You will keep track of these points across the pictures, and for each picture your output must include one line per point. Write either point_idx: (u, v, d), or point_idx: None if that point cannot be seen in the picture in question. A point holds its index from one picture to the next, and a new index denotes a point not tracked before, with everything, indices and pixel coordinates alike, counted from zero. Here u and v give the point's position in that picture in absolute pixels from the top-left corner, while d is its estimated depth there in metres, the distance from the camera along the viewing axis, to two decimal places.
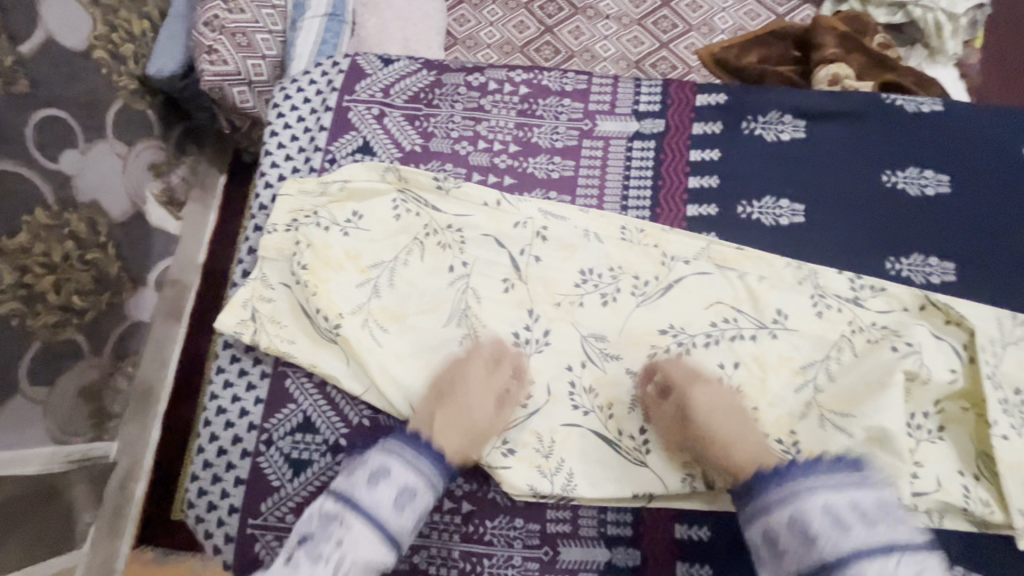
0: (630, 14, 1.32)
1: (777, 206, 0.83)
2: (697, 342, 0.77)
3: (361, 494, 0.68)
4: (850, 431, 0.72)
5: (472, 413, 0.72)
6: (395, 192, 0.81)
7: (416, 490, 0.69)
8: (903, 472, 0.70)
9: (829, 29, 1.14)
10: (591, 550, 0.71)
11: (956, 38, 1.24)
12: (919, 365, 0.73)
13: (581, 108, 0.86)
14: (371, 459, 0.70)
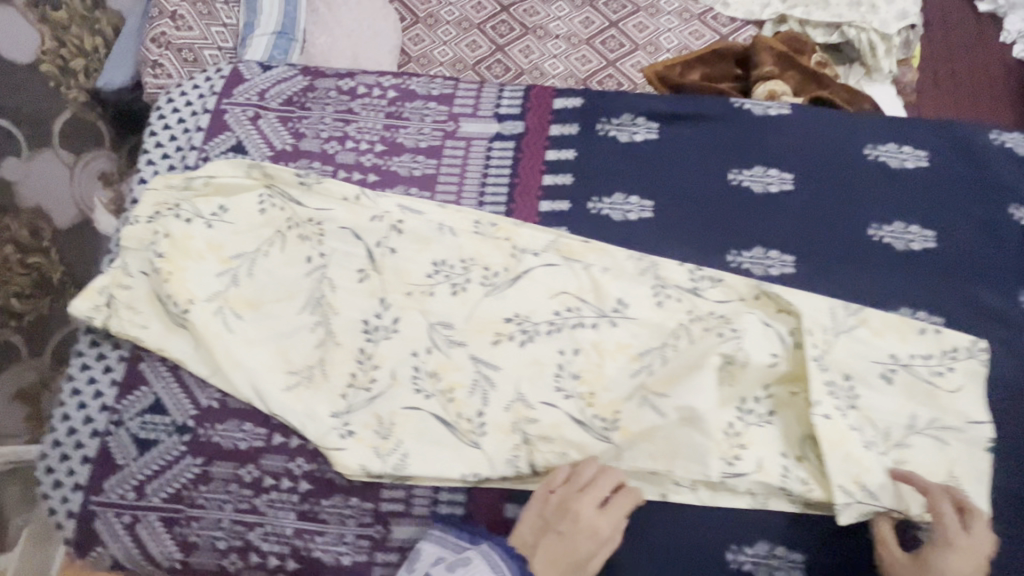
0: (579, 34, 1.40)
1: (626, 203, 0.87)
2: (539, 330, 0.81)
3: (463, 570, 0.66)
4: (663, 411, 0.76)
5: (576, 541, 0.70)
6: (261, 188, 0.85)
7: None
8: (714, 451, 0.74)
9: (767, 49, 1.25)
10: (423, 527, 0.73)
11: (891, 57, 1.37)
12: (736, 349, 0.77)
13: (446, 111, 0.91)
14: (475, 567, 0.66)
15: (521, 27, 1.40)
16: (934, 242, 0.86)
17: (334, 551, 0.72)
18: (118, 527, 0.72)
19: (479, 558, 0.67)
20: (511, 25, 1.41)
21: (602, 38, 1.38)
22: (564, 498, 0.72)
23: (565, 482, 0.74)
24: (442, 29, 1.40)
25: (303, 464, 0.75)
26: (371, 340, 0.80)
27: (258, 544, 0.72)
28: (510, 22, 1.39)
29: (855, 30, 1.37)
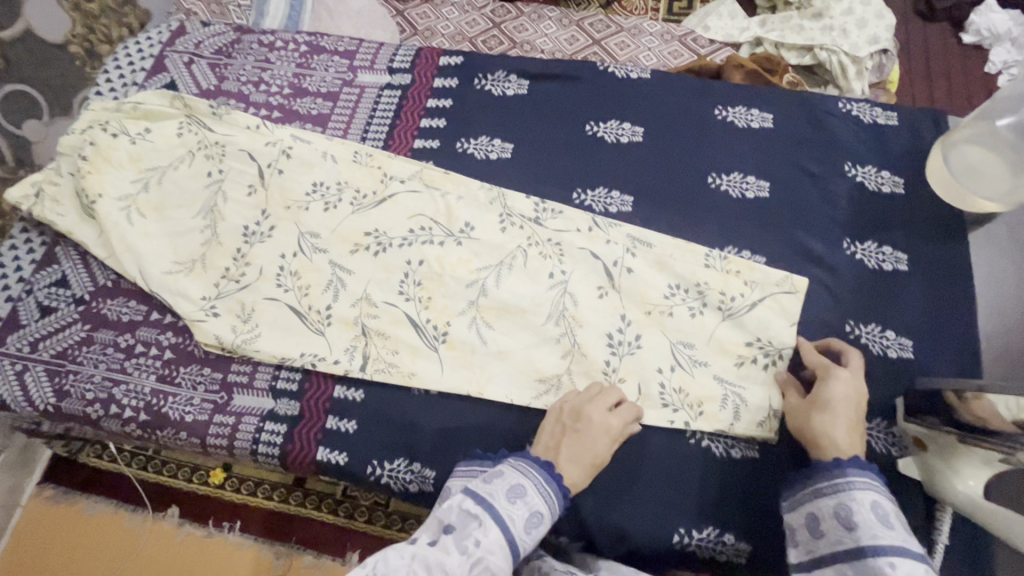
0: (563, 50, 1.53)
1: (489, 145, 0.99)
2: (393, 243, 0.91)
3: (503, 500, 0.65)
4: (483, 333, 0.85)
5: (594, 442, 0.73)
6: (183, 117, 1.00)
7: (544, 514, 0.66)
8: (525, 370, 0.84)
9: (737, 67, 1.36)
10: (260, 399, 0.83)
11: (862, 79, 1.44)
12: (562, 292, 0.87)
13: (347, 64, 1.06)
14: (515, 473, 0.68)
15: (509, 42, 1.54)
16: (768, 192, 0.93)
17: (180, 409, 0.83)
18: (9, 374, 0.85)
19: (510, 466, 0.69)
20: (501, 39, 1.55)
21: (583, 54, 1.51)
22: (574, 405, 0.77)
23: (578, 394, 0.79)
24: (436, 40, 1.55)
25: (171, 337, 0.87)
26: (247, 242, 0.92)
27: (120, 398, 0.83)
28: (500, 37, 1.54)
29: (826, 53, 1.45)
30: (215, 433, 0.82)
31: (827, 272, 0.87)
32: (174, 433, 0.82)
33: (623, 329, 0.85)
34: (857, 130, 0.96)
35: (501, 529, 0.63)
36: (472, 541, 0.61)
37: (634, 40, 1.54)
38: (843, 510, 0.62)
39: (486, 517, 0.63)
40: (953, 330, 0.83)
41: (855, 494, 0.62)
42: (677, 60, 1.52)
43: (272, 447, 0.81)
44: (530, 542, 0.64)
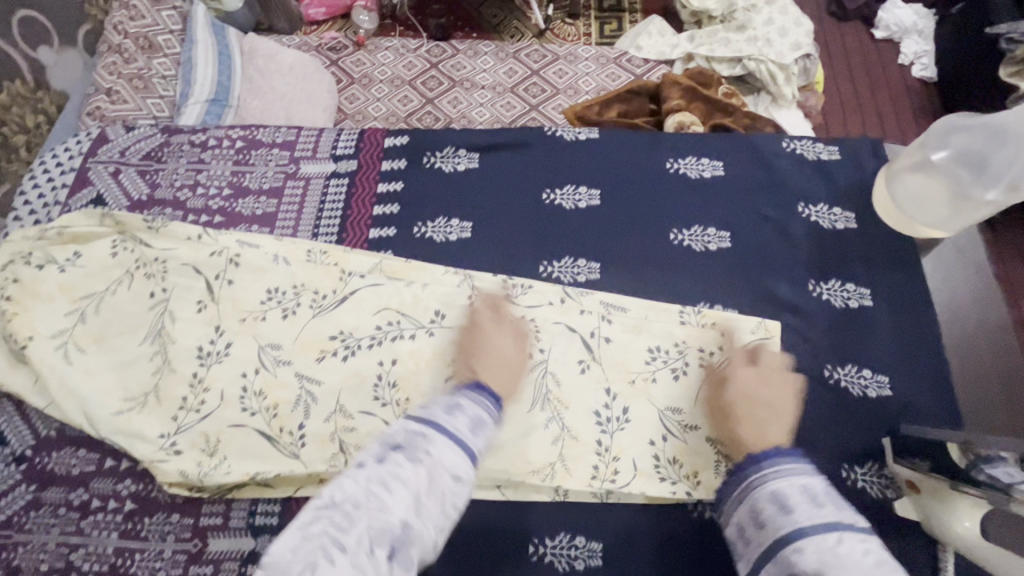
0: (503, 83, 1.52)
1: (447, 225, 0.96)
2: (362, 345, 0.87)
3: (440, 417, 0.66)
4: None
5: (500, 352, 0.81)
6: (116, 235, 0.94)
7: (481, 421, 0.71)
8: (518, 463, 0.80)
9: (674, 84, 1.39)
10: (238, 539, 0.77)
11: (791, 84, 1.50)
12: (543, 372, 0.85)
13: (288, 156, 1.02)
14: (456, 399, 0.72)
15: (449, 81, 1.52)
16: (729, 241, 0.93)
17: (150, 567, 0.76)
18: None
19: (456, 398, 0.72)
20: (440, 79, 1.54)
21: (524, 86, 1.51)
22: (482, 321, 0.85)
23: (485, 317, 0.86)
24: (375, 88, 1.51)
25: (130, 485, 0.80)
26: (203, 365, 0.86)
27: (79, 564, 0.76)
28: (439, 76, 1.53)
29: (755, 62, 1.50)
30: None
31: (797, 316, 0.88)
32: None
33: (611, 405, 0.83)
34: (804, 168, 0.98)
35: (447, 440, 0.64)
36: (426, 450, 0.61)
37: (572, 67, 1.55)
38: (782, 496, 0.62)
39: (428, 431, 0.64)
40: (924, 357, 0.85)
41: (782, 481, 0.63)
42: (615, 82, 1.54)
43: None
44: (478, 443, 0.68)
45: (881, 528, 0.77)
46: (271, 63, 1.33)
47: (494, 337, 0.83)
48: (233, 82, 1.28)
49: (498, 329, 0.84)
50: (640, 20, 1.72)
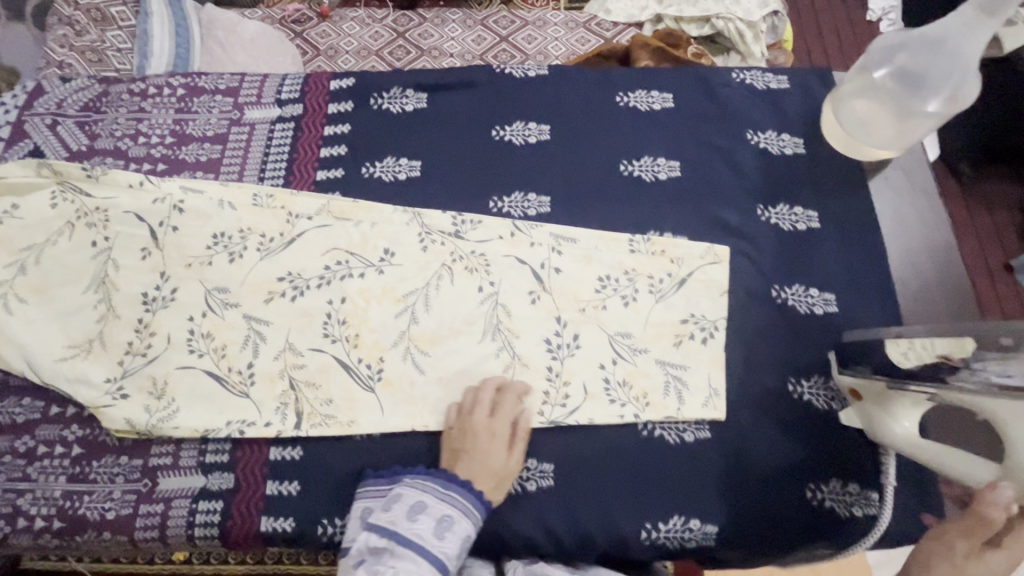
0: (472, 51, 1.51)
1: (396, 165, 0.95)
2: (311, 285, 0.86)
3: (402, 525, 0.69)
4: (421, 364, 0.82)
5: (487, 455, 0.74)
6: (53, 185, 0.91)
7: (452, 515, 0.70)
8: (470, 393, 0.80)
9: (643, 46, 1.37)
10: (188, 478, 0.76)
11: (759, 42, 1.49)
12: (494, 304, 0.85)
13: (232, 102, 1.00)
14: (414, 492, 0.71)
15: (416, 50, 1.50)
16: (679, 171, 0.93)
17: (99, 507, 0.75)
18: None
19: (408, 488, 0.71)
20: (407, 49, 1.51)
21: (492, 52, 1.49)
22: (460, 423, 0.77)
23: (469, 405, 0.78)
24: (341, 59, 1.48)
25: (77, 430, 0.79)
26: (149, 310, 0.85)
27: (27, 509, 0.75)
28: (406, 46, 1.50)
29: (723, 21, 1.49)
30: (143, 525, 0.74)
31: (748, 241, 0.88)
32: (97, 535, 0.74)
33: (563, 333, 0.83)
34: (754, 97, 0.98)
35: (411, 550, 0.67)
36: (386, 565, 0.66)
37: (541, 33, 1.54)
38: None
39: (395, 546, 0.67)
40: (870, 275, 0.86)
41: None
42: (584, 46, 1.53)
43: (210, 527, 0.74)
44: (449, 546, 0.68)
45: (827, 438, 0.78)
46: (233, 36, 1.30)
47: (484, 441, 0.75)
48: (186, 50, 1.23)
49: (507, 405, 0.77)
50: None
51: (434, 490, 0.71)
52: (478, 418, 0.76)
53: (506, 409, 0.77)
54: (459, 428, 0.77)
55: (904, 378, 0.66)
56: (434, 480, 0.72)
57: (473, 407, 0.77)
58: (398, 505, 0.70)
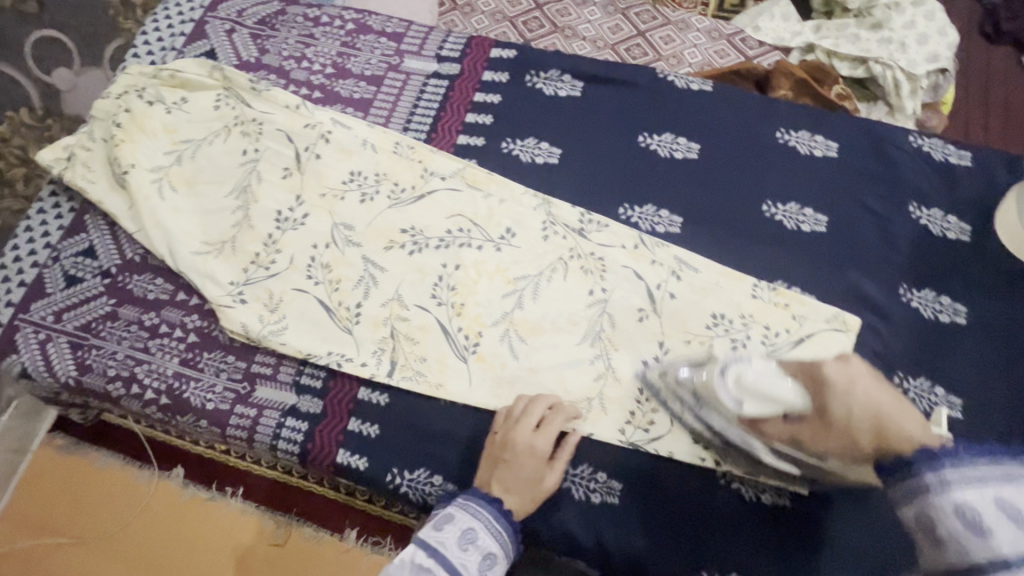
0: (605, 39, 1.48)
1: (536, 148, 0.94)
2: (430, 244, 0.88)
3: (449, 549, 0.67)
4: (516, 349, 0.82)
5: (523, 471, 0.73)
6: (221, 88, 0.97)
7: (495, 553, 0.69)
8: (558, 391, 0.80)
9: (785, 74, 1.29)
10: (282, 392, 0.81)
11: (916, 97, 1.37)
12: (601, 311, 0.84)
13: (394, 47, 1.01)
14: (466, 516, 0.69)
15: (550, 25, 1.49)
16: (824, 226, 0.88)
17: (202, 395, 0.81)
18: (32, 342, 0.84)
19: (461, 510, 0.70)
20: (543, 22, 1.51)
21: (625, 46, 1.45)
22: (501, 434, 0.75)
23: (510, 415, 0.76)
24: (475, 18, 1.53)
25: (197, 320, 0.85)
26: (279, 228, 0.89)
27: (141, 378, 0.82)
28: (541, 20, 1.51)
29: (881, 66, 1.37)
30: (234, 424, 0.80)
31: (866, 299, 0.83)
32: (194, 419, 0.80)
33: (663, 358, 0.82)
34: (926, 168, 0.91)
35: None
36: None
37: (679, 35, 1.49)
38: (966, 511, 0.53)
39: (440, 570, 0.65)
40: (1006, 391, 0.79)
41: (973, 493, 0.53)
42: (722, 59, 1.45)
43: (292, 444, 0.79)
44: None
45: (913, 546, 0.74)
46: None
47: (520, 454, 0.73)
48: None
49: (552, 425, 0.76)
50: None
51: (485, 523, 0.69)
52: (521, 432, 0.74)
53: (554, 428, 0.75)
54: (500, 442, 0.75)
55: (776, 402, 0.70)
56: (486, 513, 0.70)
57: (520, 418, 0.75)
58: (451, 528, 0.68)
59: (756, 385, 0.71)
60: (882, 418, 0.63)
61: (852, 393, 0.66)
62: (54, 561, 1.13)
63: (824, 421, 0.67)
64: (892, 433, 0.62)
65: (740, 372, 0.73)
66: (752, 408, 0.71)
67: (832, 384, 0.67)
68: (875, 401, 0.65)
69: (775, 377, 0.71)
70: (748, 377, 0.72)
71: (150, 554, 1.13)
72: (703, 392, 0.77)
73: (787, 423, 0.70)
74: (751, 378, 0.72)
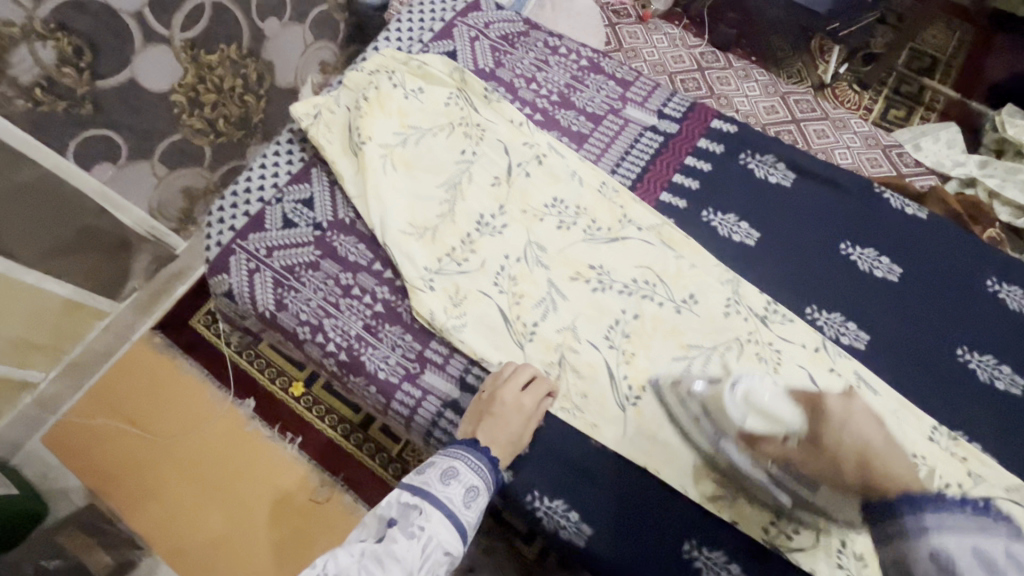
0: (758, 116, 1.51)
1: (735, 225, 0.95)
2: (614, 286, 0.91)
3: (435, 486, 0.67)
4: (676, 414, 0.82)
5: (507, 425, 0.77)
6: (455, 89, 1.05)
7: (479, 486, 0.70)
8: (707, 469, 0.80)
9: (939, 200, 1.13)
10: (448, 384, 0.85)
11: None
12: None
13: (620, 92, 1.05)
14: (446, 457, 0.71)
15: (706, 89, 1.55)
16: (1020, 390, 0.84)
17: (376, 363, 0.86)
18: (243, 268, 0.92)
19: (441, 456, 0.72)
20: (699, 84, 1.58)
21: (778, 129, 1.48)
22: (489, 390, 0.80)
23: (497, 376, 0.82)
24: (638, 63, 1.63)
25: (387, 293, 0.91)
26: (478, 230, 0.95)
27: (326, 330, 0.88)
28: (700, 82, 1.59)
29: None
30: (400, 399, 0.85)
31: None
32: (364, 383, 0.86)
33: None
34: None
35: (442, 510, 0.65)
36: (416, 526, 0.63)
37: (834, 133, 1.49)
38: (943, 558, 0.54)
39: (426, 505, 0.66)
40: None
41: (948, 538, 0.54)
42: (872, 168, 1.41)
43: (447, 436, 0.83)
44: (473, 515, 0.68)
45: None
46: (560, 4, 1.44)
47: (505, 408, 0.78)
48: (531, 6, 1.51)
49: (536, 389, 0.81)
50: (931, 120, 1.74)
51: (466, 457, 0.71)
52: (509, 390, 0.79)
53: (539, 391, 0.81)
54: (486, 399, 0.79)
55: (773, 419, 0.75)
56: (463, 455, 0.71)
57: (509, 378, 0.81)
58: (429, 470, 0.70)
59: (760, 404, 0.76)
60: (869, 453, 0.66)
61: (845, 426, 0.69)
62: (122, 444, 1.42)
63: (816, 447, 0.70)
64: (875, 465, 0.65)
65: (748, 391, 0.78)
66: (752, 420, 0.77)
67: (826, 413, 0.71)
68: (864, 436, 0.67)
69: (782, 398, 0.76)
70: (758, 395, 0.77)
71: (195, 467, 1.40)
72: (711, 406, 0.81)
73: (783, 445, 0.73)
74: (756, 399, 0.77)
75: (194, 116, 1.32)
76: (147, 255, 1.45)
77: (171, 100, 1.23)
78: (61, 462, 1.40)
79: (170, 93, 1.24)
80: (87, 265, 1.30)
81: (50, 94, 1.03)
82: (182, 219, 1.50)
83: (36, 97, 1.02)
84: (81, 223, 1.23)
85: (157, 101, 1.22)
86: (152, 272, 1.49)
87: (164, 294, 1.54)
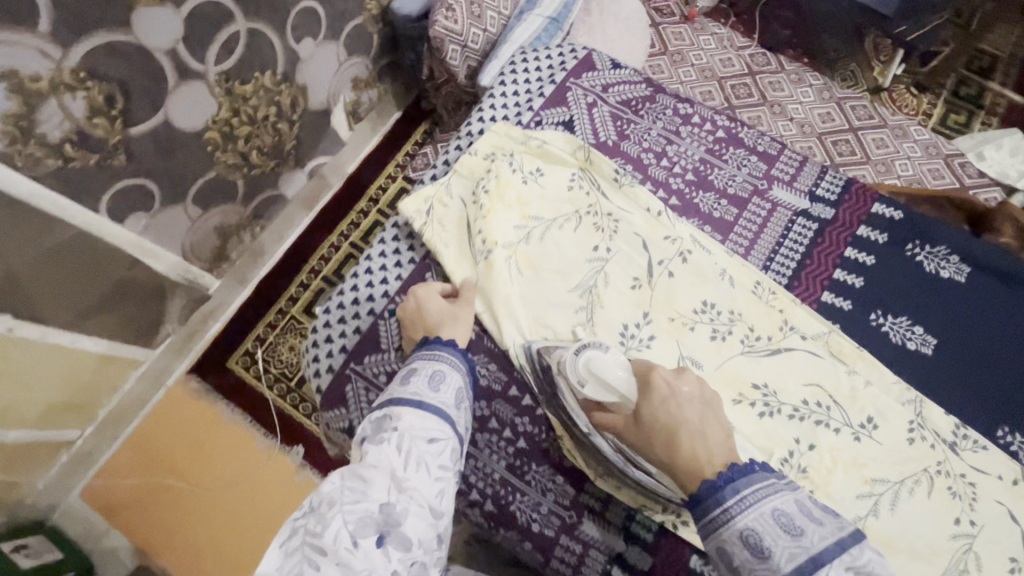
0: (814, 125, 1.30)
1: (909, 331, 0.85)
2: (782, 410, 0.80)
3: (401, 390, 0.65)
4: None
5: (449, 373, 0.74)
6: (577, 168, 0.91)
7: (443, 370, 0.68)
8: None
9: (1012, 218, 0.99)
10: (610, 535, 0.76)
11: None
12: (967, 549, 0.75)
13: (764, 170, 0.94)
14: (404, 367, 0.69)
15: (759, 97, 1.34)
16: None
17: (527, 514, 0.79)
18: (363, 400, 0.82)
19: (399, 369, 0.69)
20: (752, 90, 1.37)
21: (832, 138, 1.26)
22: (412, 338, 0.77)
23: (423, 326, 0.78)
24: (684, 68, 1.39)
25: (528, 425, 0.80)
26: (624, 345, 0.83)
27: (469, 477, 0.81)
28: (751, 88, 1.35)
29: None
30: (560, 555, 0.77)
31: None
32: (519, 537, 0.79)
33: None
34: None
35: (411, 405, 0.62)
36: (389, 428, 0.60)
37: (893, 142, 1.28)
38: (752, 536, 0.54)
39: (395, 408, 0.62)
40: None
41: (750, 513, 0.55)
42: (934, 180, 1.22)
43: None
44: (445, 396, 0.65)
45: None
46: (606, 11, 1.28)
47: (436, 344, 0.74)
48: (574, 11, 1.26)
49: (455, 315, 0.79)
50: (993, 126, 1.60)
51: (422, 357, 0.69)
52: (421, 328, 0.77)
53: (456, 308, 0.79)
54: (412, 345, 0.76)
55: (606, 383, 0.71)
56: (419, 356, 0.70)
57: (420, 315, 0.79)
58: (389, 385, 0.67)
59: (603, 371, 0.71)
60: (679, 429, 0.63)
61: (666, 403, 0.65)
62: (172, 500, 1.32)
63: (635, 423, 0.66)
64: (682, 446, 0.61)
65: (593, 358, 0.73)
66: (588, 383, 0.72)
67: (654, 388, 0.67)
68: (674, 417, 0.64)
69: (619, 368, 0.71)
70: (598, 359, 0.72)
71: (253, 522, 1.30)
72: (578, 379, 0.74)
73: (616, 414, 0.71)
74: (601, 367, 0.71)
75: (228, 150, 1.18)
76: (181, 297, 1.31)
77: (205, 136, 1.10)
78: (108, 519, 1.31)
79: (205, 130, 1.10)
80: (121, 319, 1.17)
81: (82, 148, 0.90)
82: (216, 259, 1.35)
83: (66, 153, 0.88)
84: (113, 279, 1.10)
85: (190, 141, 1.08)
86: (187, 314, 1.36)
87: (200, 332, 1.42)
